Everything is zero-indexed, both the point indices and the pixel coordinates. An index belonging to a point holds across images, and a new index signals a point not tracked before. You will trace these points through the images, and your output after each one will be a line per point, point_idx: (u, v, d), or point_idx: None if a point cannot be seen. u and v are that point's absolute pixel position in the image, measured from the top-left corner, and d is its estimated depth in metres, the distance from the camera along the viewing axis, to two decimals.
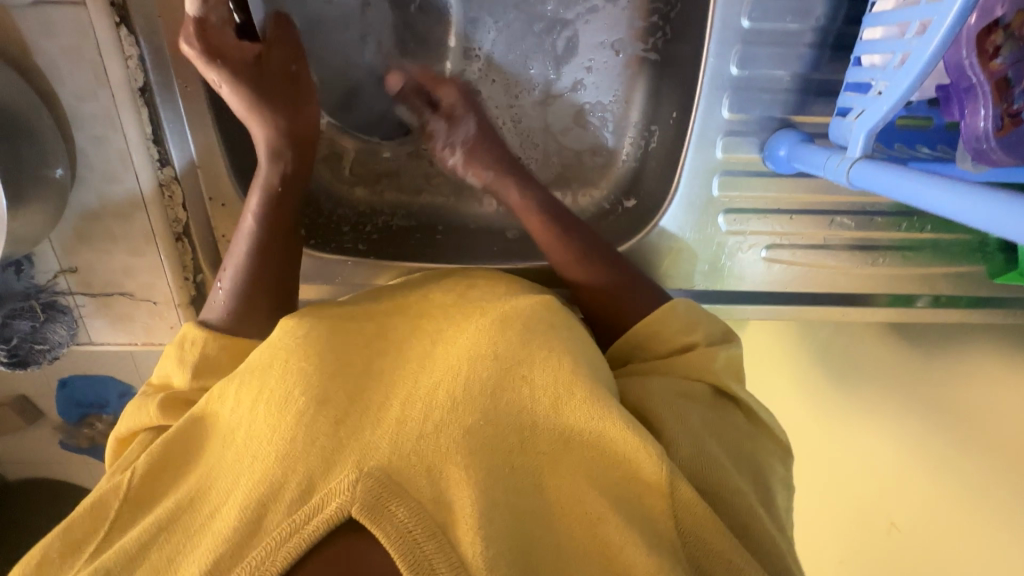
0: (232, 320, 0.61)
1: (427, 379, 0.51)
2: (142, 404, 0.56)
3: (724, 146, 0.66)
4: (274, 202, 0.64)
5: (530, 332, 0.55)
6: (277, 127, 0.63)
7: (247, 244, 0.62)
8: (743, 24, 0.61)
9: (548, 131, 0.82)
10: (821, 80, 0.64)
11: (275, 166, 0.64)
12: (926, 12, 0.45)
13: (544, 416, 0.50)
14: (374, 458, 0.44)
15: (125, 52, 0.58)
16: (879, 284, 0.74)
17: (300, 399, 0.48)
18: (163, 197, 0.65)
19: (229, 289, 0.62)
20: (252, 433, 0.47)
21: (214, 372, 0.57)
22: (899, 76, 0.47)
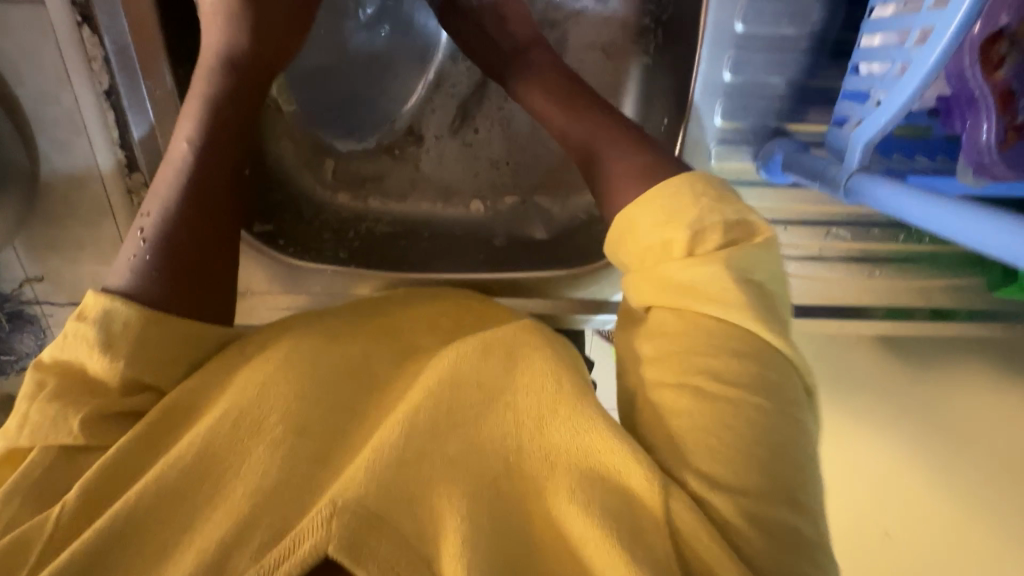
0: (150, 283, 0.50)
1: (404, 408, 0.47)
2: (55, 409, 0.45)
3: (720, 155, 0.64)
4: (216, 125, 0.55)
5: (515, 358, 0.49)
6: (239, 46, 0.57)
7: (178, 175, 0.53)
8: (737, 28, 0.58)
9: (537, 135, 0.81)
10: (817, 87, 0.61)
11: (216, 79, 0.56)
12: (926, 20, 0.43)
13: (530, 442, 0.45)
14: (348, 492, 0.41)
15: (88, 53, 0.55)
16: (877, 296, 0.71)
17: (276, 427, 0.46)
18: (133, 205, 0.62)
19: (151, 238, 0.51)
20: (222, 459, 0.45)
21: (144, 371, 0.48)
22: (899, 86, 0.45)
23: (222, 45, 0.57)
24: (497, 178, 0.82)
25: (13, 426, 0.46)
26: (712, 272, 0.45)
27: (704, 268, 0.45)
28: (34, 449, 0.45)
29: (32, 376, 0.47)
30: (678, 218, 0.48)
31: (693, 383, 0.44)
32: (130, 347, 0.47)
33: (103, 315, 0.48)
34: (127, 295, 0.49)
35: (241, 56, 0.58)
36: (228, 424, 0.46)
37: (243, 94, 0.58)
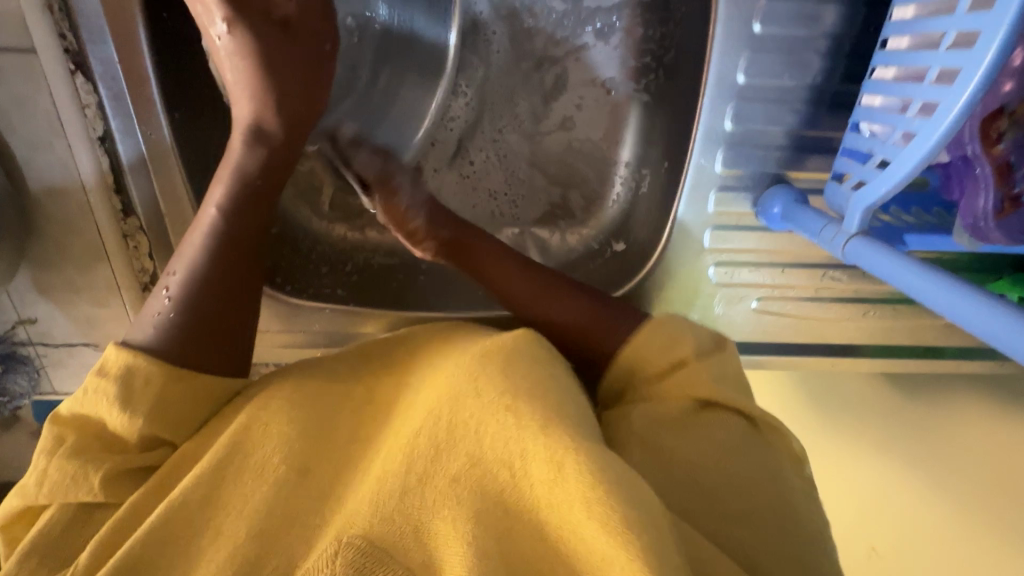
0: (171, 342, 0.50)
1: (404, 438, 0.46)
2: (74, 467, 0.45)
3: (719, 201, 0.64)
4: (247, 194, 0.55)
5: (513, 364, 0.49)
6: (265, 113, 0.55)
7: (204, 239, 0.53)
8: (738, 80, 0.59)
9: (535, 167, 0.79)
10: (816, 137, 0.62)
11: (251, 149, 0.55)
12: (928, 95, 0.43)
13: (529, 445, 0.43)
14: (355, 528, 0.41)
15: (82, 101, 0.54)
16: (868, 334, 0.72)
17: (279, 466, 0.46)
18: (127, 248, 0.61)
19: (178, 295, 0.52)
20: (224, 503, 0.45)
21: (170, 421, 0.48)
22: (900, 157, 0.45)
23: (251, 119, 0.55)
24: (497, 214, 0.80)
25: (32, 484, 0.45)
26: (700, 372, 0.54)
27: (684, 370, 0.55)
28: (53, 506, 0.45)
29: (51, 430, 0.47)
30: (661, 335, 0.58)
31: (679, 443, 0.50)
32: (148, 403, 0.47)
33: (125, 371, 0.48)
34: (151, 353, 0.49)
35: (269, 116, 0.55)
36: (233, 465, 0.46)
37: (276, 162, 0.57)
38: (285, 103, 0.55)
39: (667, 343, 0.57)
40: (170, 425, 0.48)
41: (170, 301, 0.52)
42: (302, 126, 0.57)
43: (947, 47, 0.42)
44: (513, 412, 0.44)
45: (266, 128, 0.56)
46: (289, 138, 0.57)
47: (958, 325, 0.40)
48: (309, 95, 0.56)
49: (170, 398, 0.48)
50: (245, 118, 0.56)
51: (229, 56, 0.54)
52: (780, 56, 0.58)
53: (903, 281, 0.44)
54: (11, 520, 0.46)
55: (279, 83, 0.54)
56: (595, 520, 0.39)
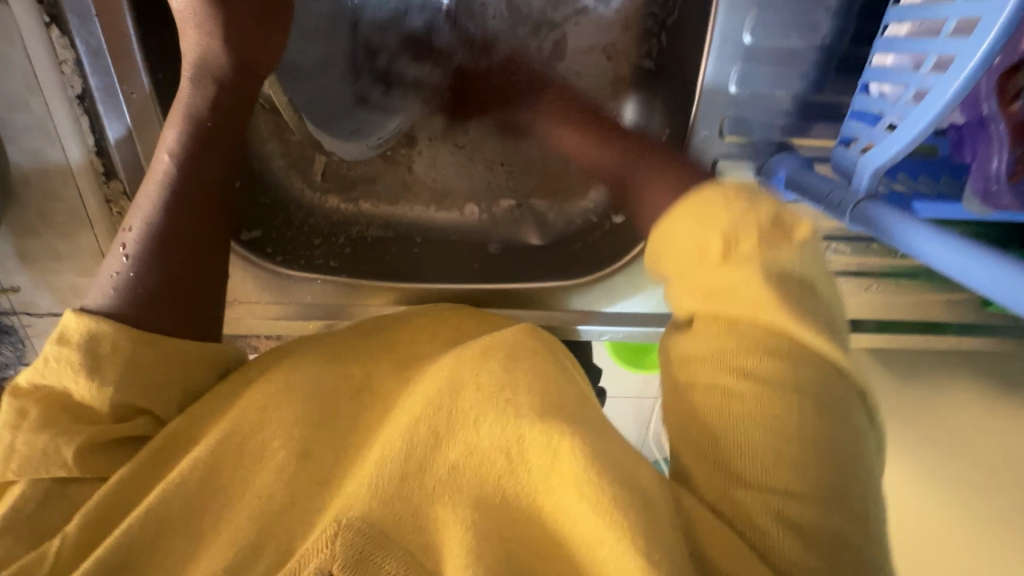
0: (132, 304, 0.48)
1: (409, 415, 0.45)
2: (43, 441, 0.43)
3: (723, 165, 0.61)
4: (197, 135, 0.53)
5: (514, 359, 0.46)
6: (216, 49, 0.54)
7: (157, 189, 0.51)
8: (745, 40, 0.57)
9: (532, 138, 0.77)
10: (822, 102, 0.60)
11: (199, 88, 0.53)
12: (944, 48, 0.41)
13: (529, 445, 0.41)
14: (355, 510, 0.40)
15: (58, 56, 0.52)
16: (867, 309, 0.72)
17: (280, 451, 0.45)
18: (111, 215, 0.60)
19: (136, 251, 0.49)
20: (225, 484, 0.45)
21: (149, 392, 0.46)
22: (913, 116, 0.43)
23: (200, 55, 0.53)
24: (490, 181, 0.79)
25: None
26: (749, 279, 0.43)
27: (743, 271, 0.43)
28: (21, 482, 0.43)
29: (11, 404, 0.44)
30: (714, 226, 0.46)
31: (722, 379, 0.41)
32: (121, 372, 0.45)
33: (87, 338, 0.45)
34: (109, 316, 0.47)
35: (216, 55, 0.54)
36: (234, 449, 0.45)
37: (224, 102, 0.55)
38: (230, 37, 0.54)
39: (706, 234, 0.47)
40: (151, 396, 0.46)
41: (128, 259, 0.49)
42: (253, 64, 0.56)
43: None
44: (512, 413, 0.43)
45: (214, 66, 0.54)
46: (239, 78, 0.55)
47: (958, 281, 0.40)
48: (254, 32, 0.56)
49: (143, 369, 0.46)
50: (189, 59, 0.54)
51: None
52: (789, 15, 0.56)
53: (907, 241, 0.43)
54: None
55: (225, 18, 0.53)
56: (595, 510, 0.38)
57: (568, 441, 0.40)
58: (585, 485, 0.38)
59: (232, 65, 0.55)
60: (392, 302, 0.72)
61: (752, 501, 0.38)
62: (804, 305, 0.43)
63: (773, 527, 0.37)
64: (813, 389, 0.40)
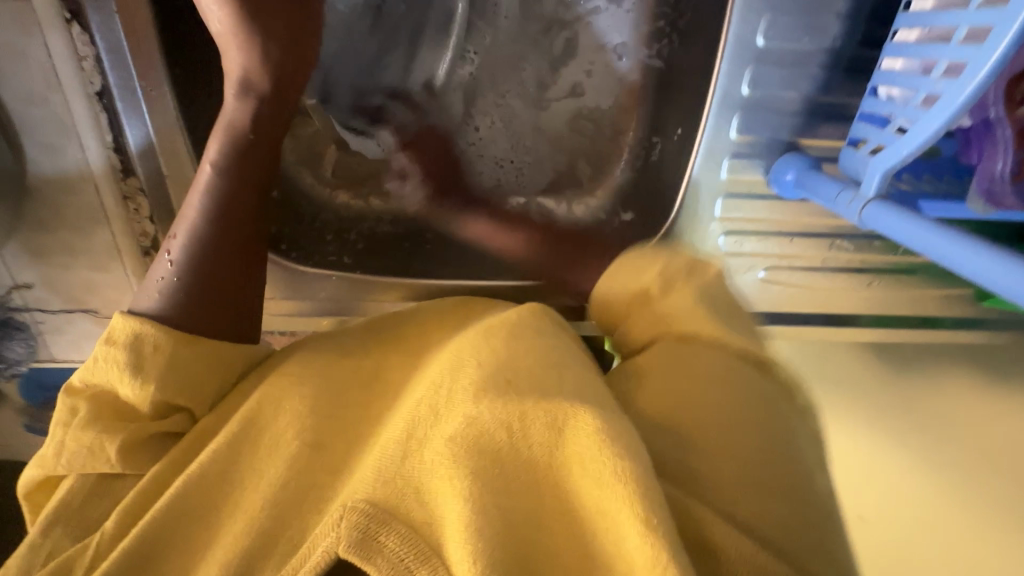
0: (178, 308, 0.48)
1: (408, 403, 0.46)
2: (89, 438, 0.44)
3: (732, 167, 0.65)
4: (240, 150, 0.53)
5: (517, 338, 0.47)
6: (259, 60, 0.53)
7: (202, 201, 0.51)
8: (758, 43, 0.59)
9: (542, 134, 0.77)
10: (831, 103, 0.62)
11: (242, 104, 0.53)
12: (955, 55, 0.43)
13: (535, 420, 0.42)
14: (359, 493, 0.41)
15: (80, 53, 0.52)
16: (869, 304, 0.74)
17: (293, 441, 0.45)
18: (128, 211, 0.60)
19: (181, 259, 0.50)
20: (241, 478, 0.45)
21: (188, 391, 0.47)
22: (923, 120, 0.45)
23: (242, 68, 0.53)
24: (502, 179, 0.78)
25: (50, 455, 0.45)
26: (683, 301, 0.53)
27: (679, 297, 0.53)
28: (71, 477, 0.45)
29: (65, 402, 0.46)
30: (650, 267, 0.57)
31: (675, 381, 0.47)
32: (159, 372, 0.45)
33: (133, 339, 0.46)
34: (155, 318, 0.48)
35: (258, 73, 0.54)
36: (247, 441, 0.46)
37: (267, 118, 0.55)
38: (270, 54, 0.53)
39: (644, 271, 0.58)
40: (185, 395, 0.47)
41: (173, 266, 0.50)
42: (293, 76, 0.56)
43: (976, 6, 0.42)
44: (514, 392, 0.43)
45: (255, 83, 0.54)
46: (279, 95, 0.55)
47: (974, 280, 0.41)
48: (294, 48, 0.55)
49: (183, 368, 0.46)
50: (232, 74, 0.53)
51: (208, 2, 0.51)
52: (800, 19, 0.58)
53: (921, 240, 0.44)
54: (32, 487, 0.47)
55: (264, 33, 0.53)
56: (601, 480, 0.39)
57: (586, 413, 0.41)
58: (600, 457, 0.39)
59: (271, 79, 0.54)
60: (405, 299, 0.74)
61: (705, 469, 0.42)
62: (727, 318, 0.52)
63: (725, 487, 0.41)
64: (743, 382, 0.47)
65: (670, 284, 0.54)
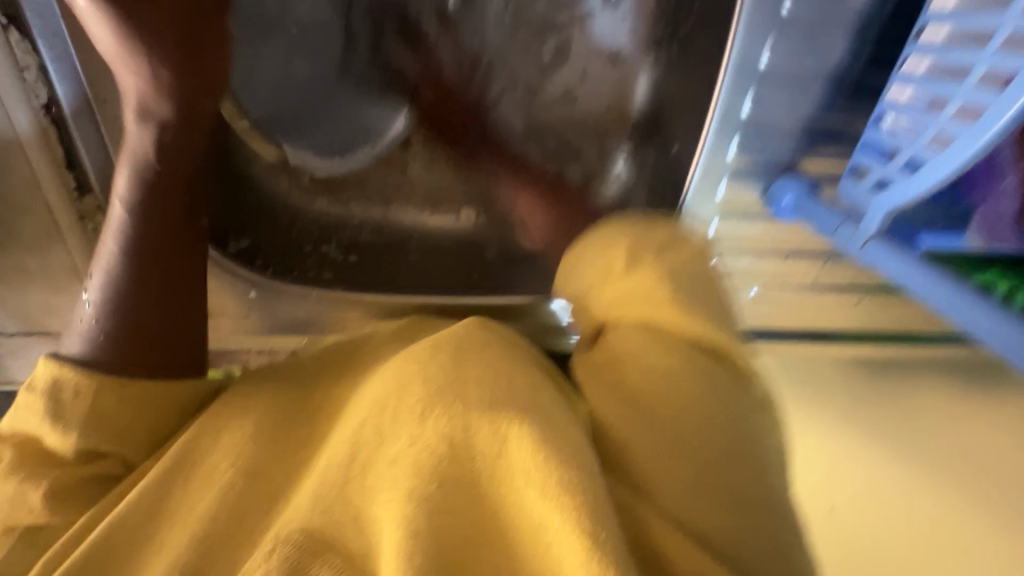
0: (102, 349, 0.46)
1: (355, 421, 0.43)
2: (12, 486, 0.42)
3: (726, 189, 0.64)
4: (150, 186, 0.49)
5: (466, 351, 0.44)
6: (156, 88, 0.47)
7: (118, 242, 0.48)
8: (762, 62, 0.57)
9: (524, 139, 0.70)
10: (832, 127, 0.60)
11: (142, 132, 0.49)
12: (970, 97, 0.42)
13: (483, 437, 0.39)
14: (294, 521, 0.39)
15: (19, 62, 0.47)
16: (857, 321, 0.73)
17: (227, 471, 0.43)
18: (86, 231, 0.55)
19: (95, 305, 0.47)
20: (171, 510, 0.42)
21: (111, 427, 0.44)
22: (937, 161, 0.44)
23: (140, 95, 0.48)
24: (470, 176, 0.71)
25: None
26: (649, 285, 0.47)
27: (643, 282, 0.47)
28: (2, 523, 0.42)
29: None
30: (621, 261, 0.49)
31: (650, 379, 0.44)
32: (81, 416, 0.43)
33: (54, 385, 0.44)
34: (81, 362, 0.45)
35: (156, 98, 0.48)
36: (178, 475, 0.44)
37: (170, 149, 0.49)
38: (166, 83, 0.47)
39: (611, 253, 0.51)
40: (115, 438, 0.44)
41: (94, 305, 0.48)
42: (199, 106, 0.49)
43: (996, 47, 0.41)
44: (461, 403, 0.40)
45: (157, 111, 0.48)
46: (183, 124, 0.49)
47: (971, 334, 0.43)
48: (196, 67, 0.48)
49: (107, 414, 0.44)
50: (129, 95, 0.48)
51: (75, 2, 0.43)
52: (806, 38, 0.55)
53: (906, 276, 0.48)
54: None
55: (156, 53, 0.46)
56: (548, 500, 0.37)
57: (517, 427, 0.39)
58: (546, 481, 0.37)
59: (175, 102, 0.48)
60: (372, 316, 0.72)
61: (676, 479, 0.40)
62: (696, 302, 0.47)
63: (681, 498, 0.40)
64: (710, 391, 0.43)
65: (632, 263, 0.48)
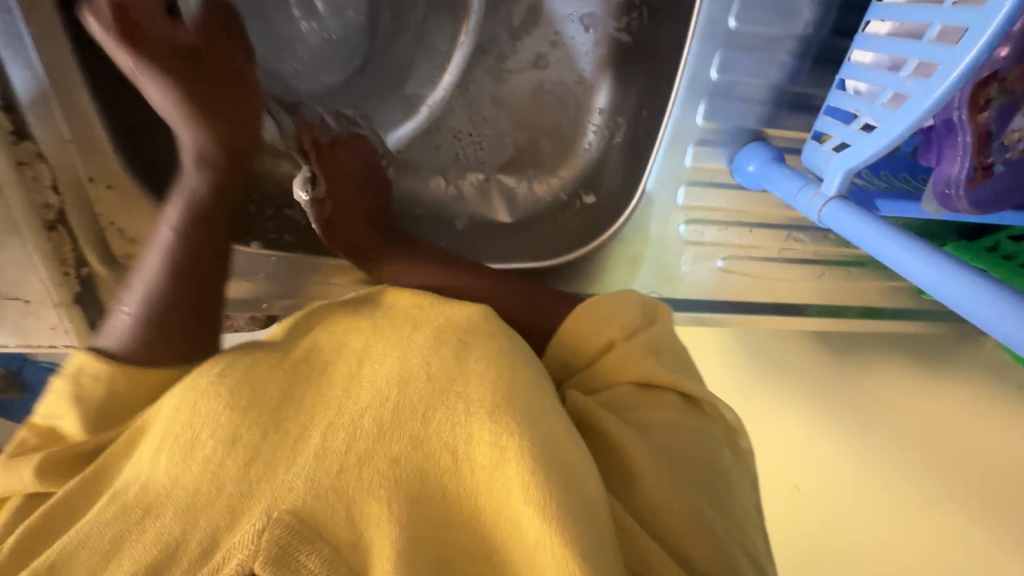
0: (145, 345, 0.46)
1: (348, 400, 0.42)
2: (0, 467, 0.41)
3: (695, 154, 0.63)
4: (200, 209, 0.52)
5: (466, 346, 0.46)
6: (208, 129, 0.52)
7: (158, 262, 0.49)
8: (730, 25, 0.57)
9: (501, 108, 0.71)
10: (799, 92, 0.60)
11: (201, 175, 0.53)
12: (957, 15, 0.40)
13: (482, 463, 0.39)
14: (287, 502, 0.36)
15: None
16: (822, 294, 0.74)
17: (208, 443, 0.39)
18: (24, 177, 0.51)
19: (132, 312, 0.48)
20: (151, 474, 0.39)
21: (118, 409, 0.44)
22: (925, 88, 0.42)
23: (196, 144, 0.52)
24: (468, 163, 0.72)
25: None
26: (636, 351, 0.50)
27: (634, 351, 0.50)
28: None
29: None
30: (614, 323, 0.52)
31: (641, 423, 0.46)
32: (104, 403, 0.44)
33: (76, 371, 0.44)
34: (116, 356, 0.45)
35: (209, 144, 0.53)
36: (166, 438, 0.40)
37: (223, 187, 0.54)
38: (220, 131, 0.53)
39: (610, 316, 0.53)
40: (109, 417, 0.44)
41: (129, 319, 0.48)
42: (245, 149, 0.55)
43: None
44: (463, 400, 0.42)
45: (211, 151, 0.53)
46: (232, 159, 0.54)
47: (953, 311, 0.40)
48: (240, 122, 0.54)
49: (123, 394, 0.45)
50: (170, 110, 0.52)
51: (135, 77, 0.50)
52: (771, 4, 0.56)
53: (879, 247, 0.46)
54: None
55: (204, 103, 0.52)
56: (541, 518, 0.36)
57: (518, 438, 0.40)
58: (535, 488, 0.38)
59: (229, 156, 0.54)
60: (358, 280, 0.66)
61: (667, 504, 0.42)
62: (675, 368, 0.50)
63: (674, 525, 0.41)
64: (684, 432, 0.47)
65: (627, 335, 0.52)
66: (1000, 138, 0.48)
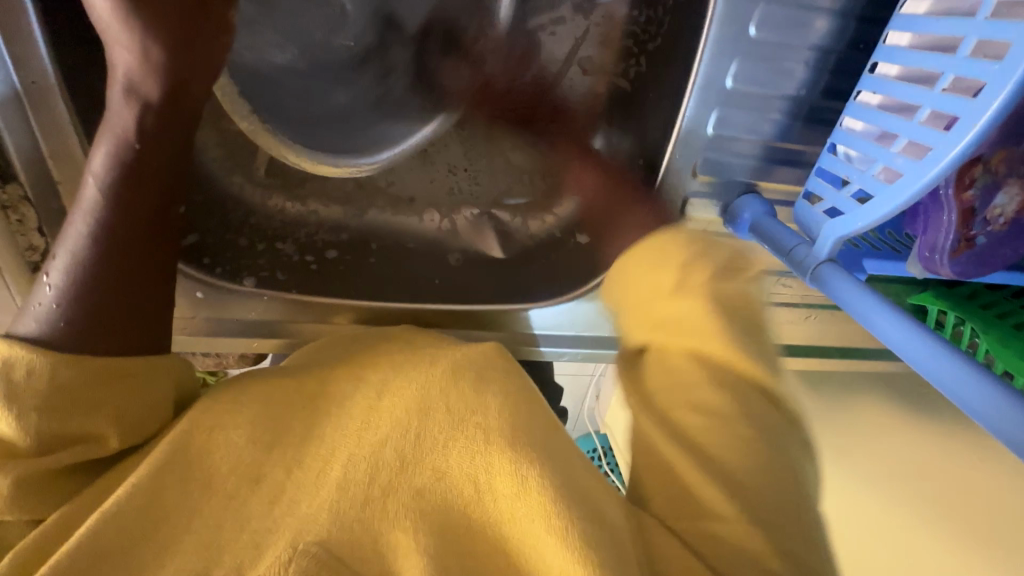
0: (64, 329, 0.43)
1: (370, 444, 0.44)
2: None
3: (690, 205, 0.65)
4: (127, 164, 0.46)
5: (482, 384, 0.46)
6: (143, 56, 0.46)
7: (88, 222, 0.45)
8: (726, 84, 0.58)
9: (495, 145, 0.70)
10: (789, 149, 0.62)
11: (125, 108, 0.47)
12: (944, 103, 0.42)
13: (491, 500, 0.42)
14: (312, 535, 0.39)
15: None
16: (807, 335, 0.76)
17: (228, 472, 0.42)
18: (8, 221, 0.52)
19: (57, 287, 0.44)
20: (163, 507, 0.40)
21: (74, 402, 0.42)
22: (914, 168, 0.44)
23: (128, 72, 0.47)
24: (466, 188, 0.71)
25: None
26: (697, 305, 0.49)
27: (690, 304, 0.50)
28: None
29: None
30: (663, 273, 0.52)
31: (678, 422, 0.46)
32: (46, 398, 0.40)
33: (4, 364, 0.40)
34: (40, 342, 0.42)
35: (144, 77, 0.47)
36: (169, 473, 0.41)
37: (154, 129, 0.48)
38: (155, 57, 0.47)
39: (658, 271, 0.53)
40: (74, 418, 0.42)
41: (55, 290, 0.44)
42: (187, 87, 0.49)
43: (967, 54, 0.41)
44: (483, 435, 0.43)
45: (145, 93, 0.47)
46: (172, 101, 0.48)
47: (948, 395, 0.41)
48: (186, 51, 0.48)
49: (71, 390, 0.42)
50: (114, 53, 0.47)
51: None
52: (766, 65, 0.57)
53: (869, 318, 0.47)
54: None
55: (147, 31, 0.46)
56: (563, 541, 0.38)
57: (535, 472, 0.41)
58: (551, 517, 0.39)
59: (166, 92, 0.48)
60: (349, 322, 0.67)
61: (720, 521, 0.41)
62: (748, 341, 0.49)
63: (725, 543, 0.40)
64: (738, 412, 0.46)
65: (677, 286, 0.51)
66: (983, 213, 0.49)
